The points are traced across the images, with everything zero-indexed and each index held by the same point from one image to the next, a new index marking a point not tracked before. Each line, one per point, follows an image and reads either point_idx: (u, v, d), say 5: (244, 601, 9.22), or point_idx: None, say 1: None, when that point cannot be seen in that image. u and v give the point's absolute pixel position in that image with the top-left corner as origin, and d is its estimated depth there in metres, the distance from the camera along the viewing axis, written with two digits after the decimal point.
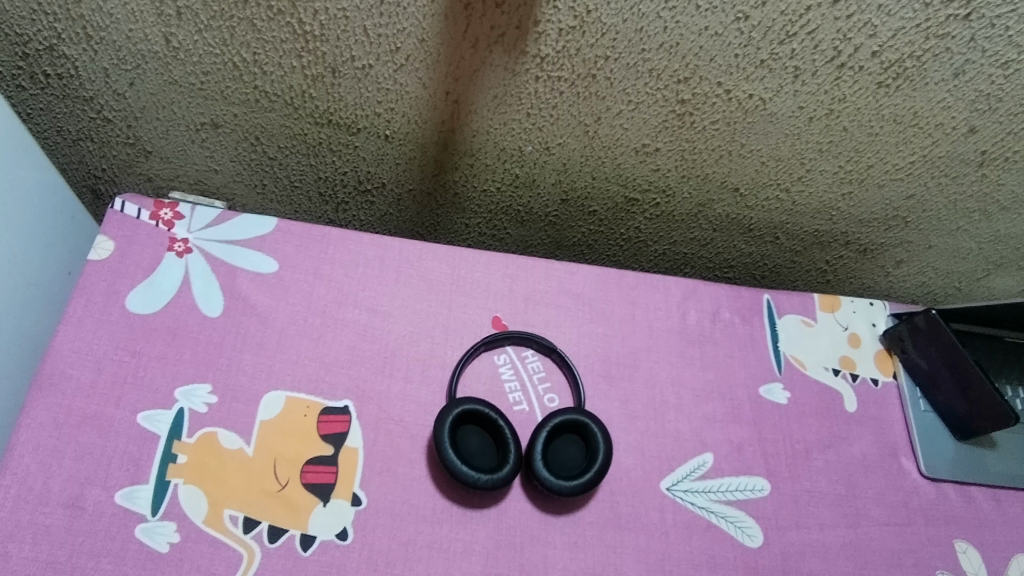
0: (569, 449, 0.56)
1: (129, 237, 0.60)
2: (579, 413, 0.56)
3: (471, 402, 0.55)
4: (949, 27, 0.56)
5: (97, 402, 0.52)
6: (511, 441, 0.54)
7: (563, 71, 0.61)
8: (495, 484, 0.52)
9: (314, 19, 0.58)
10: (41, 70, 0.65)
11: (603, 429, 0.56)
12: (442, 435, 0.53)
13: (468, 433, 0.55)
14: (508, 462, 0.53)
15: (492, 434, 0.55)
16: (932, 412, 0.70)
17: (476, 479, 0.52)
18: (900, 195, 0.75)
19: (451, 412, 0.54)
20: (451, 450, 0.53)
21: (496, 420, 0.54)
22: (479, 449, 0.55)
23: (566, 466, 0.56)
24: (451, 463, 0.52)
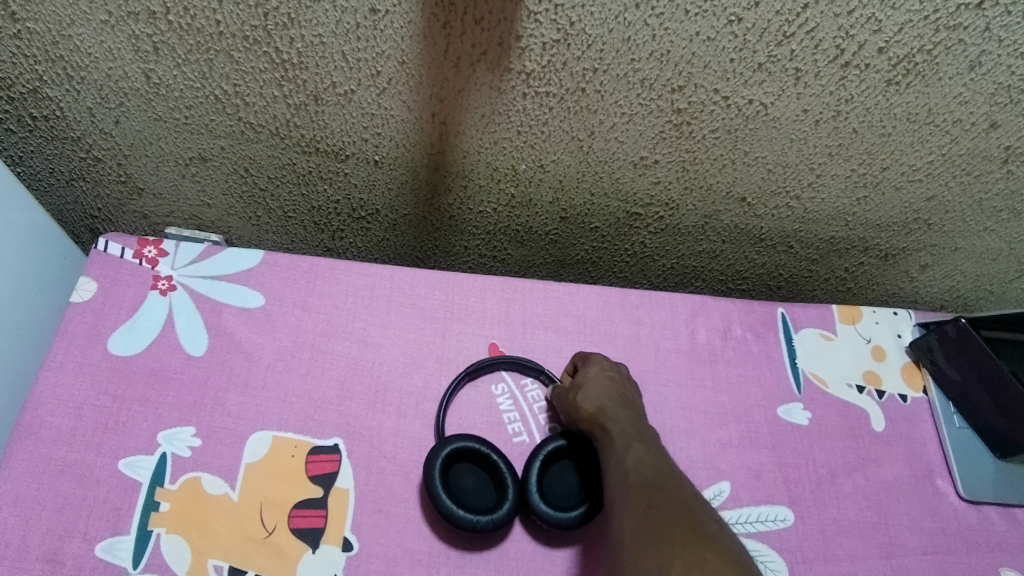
0: (566, 476, 0.53)
1: (112, 277, 0.59)
2: (574, 439, 0.53)
3: (461, 438, 0.52)
4: (960, 18, 0.52)
5: (77, 450, 0.50)
6: (508, 475, 0.51)
7: (552, 86, 0.59)
8: (493, 526, 0.49)
9: (291, 47, 0.56)
10: (27, 112, 0.65)
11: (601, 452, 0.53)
12: (432, 476, 0.50)
13: (460, 471, 0.52)
14: (507, 500, 0.50)
15: (485, 470, 0.52)
16: (968, 429, 0.65)
17: (473, 523, 0.49)
18: (919, 197, 0.71)
19: (439, 449, 0.51)
20: (444, 493, 0.49)
21: (488, 455, 0.51)
22: (473, 489, 0.51)
23: (565, 495, 0.52)
24: (445, 508, 0.49)
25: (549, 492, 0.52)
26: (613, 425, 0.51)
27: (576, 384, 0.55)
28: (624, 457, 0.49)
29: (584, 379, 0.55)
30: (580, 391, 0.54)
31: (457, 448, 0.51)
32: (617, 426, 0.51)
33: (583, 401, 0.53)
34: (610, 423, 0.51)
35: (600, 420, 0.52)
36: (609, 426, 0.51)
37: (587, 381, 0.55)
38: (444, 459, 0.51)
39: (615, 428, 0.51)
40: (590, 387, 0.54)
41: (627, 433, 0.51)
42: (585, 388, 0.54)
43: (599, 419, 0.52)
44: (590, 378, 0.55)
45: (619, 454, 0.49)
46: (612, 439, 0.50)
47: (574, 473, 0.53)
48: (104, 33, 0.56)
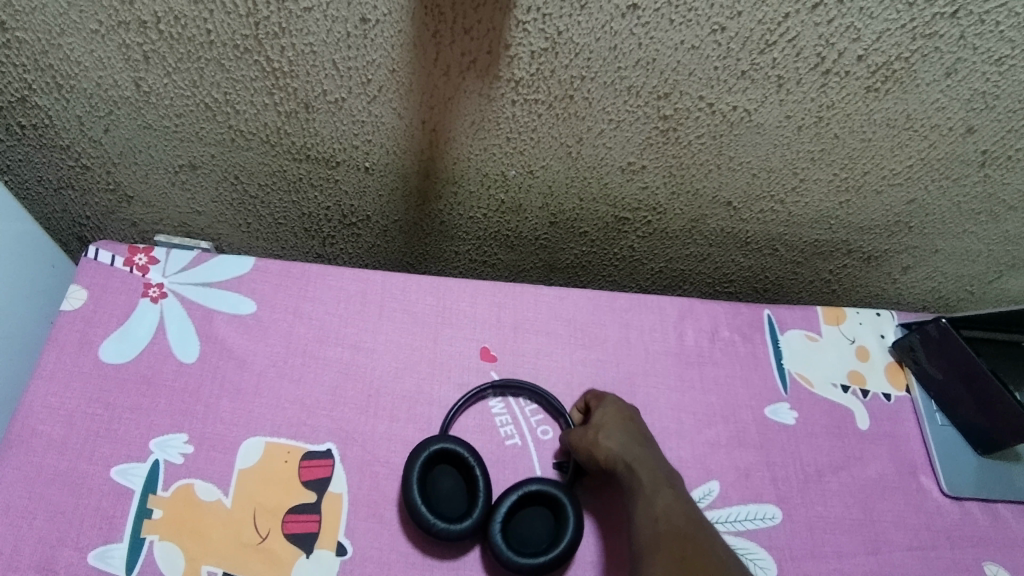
0: (537, 526, 0.51)
1: (103, 285, 0.59)
2: (560, 490, 0.51)
3: (452, 440, 0.52)
4: (936, 27, 0.54)
5: (69, 458, 0.50)
6: (482, 493, 0.50)
7: (540, 94, 0.60)
8: (446, 535, 0.49)
9: (282, 55, 0.57)
10: (15, 121, 0.65)
11: (577, 515, 0.51)
12: (413, 467, 0.51)
13: (442, 472, 0.52)
14: (469, 517, 0.50)
15: (465, 480, 0.52)
16: (950, 426, 0.66)
17: (429, 524, 0.49)
18: (900, 201, 0.73)
19: (429, 445, 0.52)
20: (415, 488, 0.50)
21: (472, 466, 0.51)
22: (446, 493, 0.52)
23: (528, 542, 0.51)
24: (411, 502, 0.50)
25: (513, 530, 0.51)
26: (639, 470, 0.52)
27: (593, 426, 0.55)
28: (655, 505, 0.49)
29: (603, 422, 0.55)
30: (600, 435, 0.54)
31: (445, 448, 0.52)
32: (644, 471, 0.51)
33: (605, 446, 0.53)
34: (635, 467, 0.52)
35: (625, 465, 0.52)
36: (636, 472, 0.51)
37: (606, 425, 0.55)
38: (429, 455, 0.52)
39: (642, 474, 0.51)
40: (609, 431, 0.54)
41: (654, 478, 0.51)
42: (605, 432, 0.54)
43: (623, 464, 0.52)
44: (608, 422, 0.55)
45: (648, 501, 0.49)
46: (639, 484, 0.51)
47: (545, 527, 0.51)
48: (94, 42, 0.57)
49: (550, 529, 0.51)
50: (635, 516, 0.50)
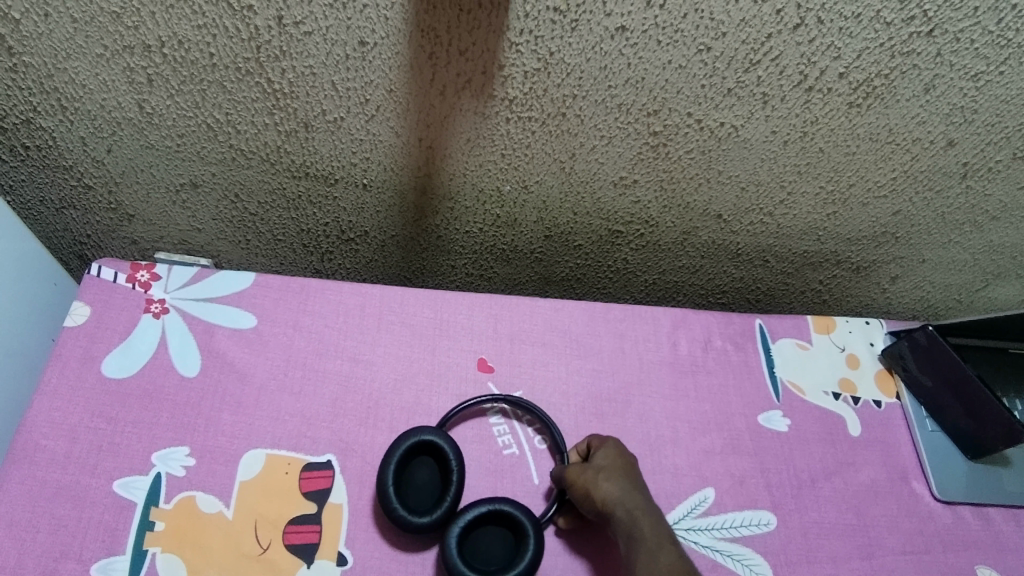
0: (494, 548, 0.51)
1: (106, 301, 0.60)
2: (529, 521, 0.51)
3: (441, 438, 0.53)
4: (913, 45, 0.56)
5: (71, 472, 0.51)
6: (452, 494, 0.51)
7: (534, 112, 0.62)
8: (403, 522, 0.49)
9: (282, 77, 0.59)
10: (20, 142, 0.66)
11: (536, 550, 0.50)
12: (398, 451, 0.52)
13: (423, 464, 0.53)
14: (430, 515, 0.50)
15: (442, 478, 0.53)
16: (939, 432, 0.68)
17: (392, 507, 0.50)
18: (886, 212, 0.75)
19: (419, 437, 0.53)
20: (391, 471, 0.51)
21: (452, 468, 0.52)
22: (420, 484, 0.53)
23: (482, 557, 0.50)
24: (382, 481, 0.51)
25: (470, 541, 0.51)
26: (639, 519, 0.50)
27: (593, 468, 0.54)
28: (657, 558, 0.48)
29: (603, 465, 0.54)
30: (600, 479, 0.52)
31: (433, 444, 0.53)
32: (644, 520, 0.50)
33: (605, 491, 0.52)
34: (635, 515, 0.51)
35: (625, 513, 0.51)
36: (637, 521, 0.50)
37: (606, 468, 0.54)
38: (415, 445, 0.53)
39: (642, 523, 0.50)
40: (609, 475, 0.53)
41: (655, 527, 0.50)
42: (606, 475, 0.53)
43: (622, 511, 0.51)
44: (609, 465, 0.54)
45: (649, 553, 0.48)
46: (639, 533, 0.50)
47: (502, 551, 0.51)
48: (99, 66, 0.58)
49: (506, 556, 0.51)
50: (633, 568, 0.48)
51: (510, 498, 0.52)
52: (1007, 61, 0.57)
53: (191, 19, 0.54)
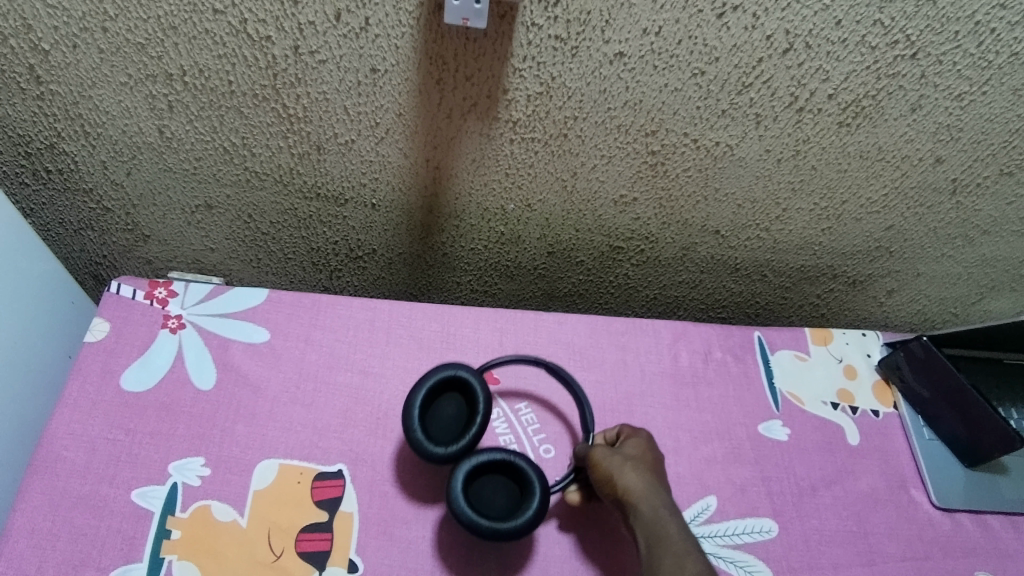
0: (498, 498, 0.51)
1: (124, 317, 0.62)
2: (537, 481, 0.51)
3: (474, 377, 0.54)
4: (898, 67, 0.59)
5: (91, 482, 0.52)
6: (472, 432, 0.52)
7: (537, 133, 0.64)
8: (419, 445, 0.51)
9: (297, 102, 0.62)
10: (43, 166, 0.69)
11: (538, 510, 0.50)
12: (432, 379, 0.54)
13: (452, 398, 0.55)
14: (446, 446, 0.51)
15: (466, 415, 0.54)
16: (937, 440, 0.69)
17: (413, 427, 0.52)
18: (879, 227, 0.77)
19: (455, 372, 0.54)
20: (421, 395, 0.53)
21: (478, 408, 0.53)
22: (445, 417, 0.54)
23: (484, 504, 0.51)
24: (411, 402, 0.53)
25: (477, 484, 0.52)
26: (662, 515, 0.49)
27: (621, 455, 0.53)
28: (681, 563, 0.46)
29: (630, 456, 0.54)
30: (627, 468, 0.52)
31: (466, 381, 0.54)
32: (668, 517, 0.49)
33: (630, 481, 0.51)
34: (658, 512, 0.50)
35: (648, 506, 0.50)
36: (660, 518, 0.49)
37: (633, 458, 0.53)
38: (450, 378, 0.54)
39: (665, 522, 0.49)
40: (636, 467, 0.52)
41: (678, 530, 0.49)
42: (633, 467, 0.52)
43: (646, 504, 0.50)
44: (635, 458, 0.54)
45: (672, 553, 0.47)
46: (662, 530, 0.49)
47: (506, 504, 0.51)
48: (123, 94, 0.62)
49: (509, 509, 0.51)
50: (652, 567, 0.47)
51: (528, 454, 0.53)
52: (989, 82, 0.60)
53: (212, 50, 0.57)
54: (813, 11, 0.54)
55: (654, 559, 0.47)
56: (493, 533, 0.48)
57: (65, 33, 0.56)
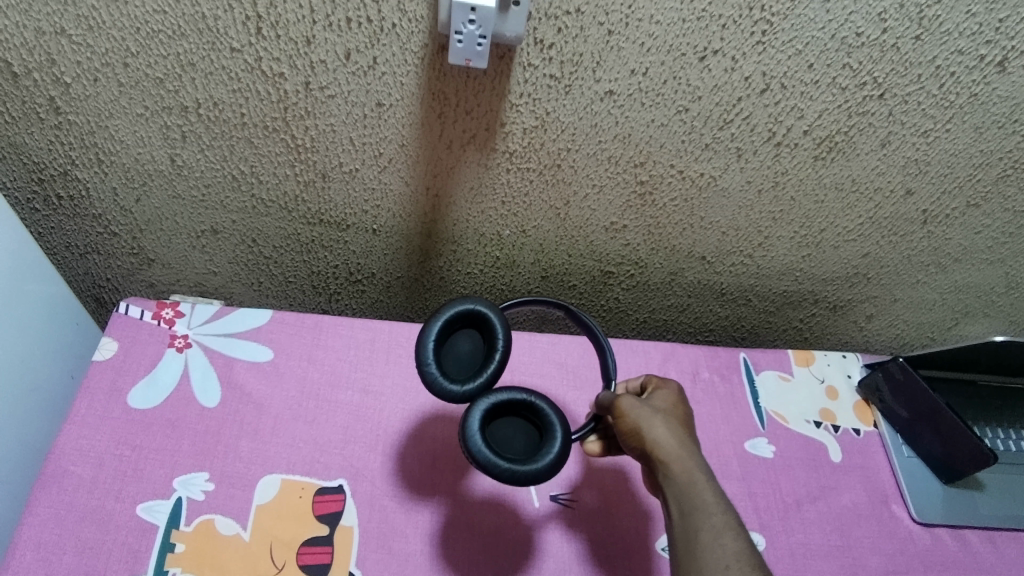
0: (515, 440, 0.50)
1: (132, 337, 0.64)
2: (558, 424, 0.50)
3: (493, 313, 0.51)
4: (868, 106, 0.63)
5: (97, 496, 0.54)
6: (490, 370, 0.50)
7: (532, 163, 0.68)
8: (434, 380, 0.49)
9: (305, 134, 0.65)
10: (54, 192, 0.72)
11: (558, 454, 0.49)
12: (449, 312, 0.51)
13: (469, 335, 0.53)
14: (462, 385, 0.50)
15: (483, 353, 0.52)
16: (915, 457, 0.72)
17: (427, 361, 0.50)
18: (856, 254, 0.81)
19: (473, 306, 0.51)
20: (437, 327, 0.51)
21: (498, 345, 0.51)
22: (461, 354, 0.52)
23: (503, 446, 0.50)
24: (425, 334, 0.51)
25: (494, 427, 0.50)
26: (695, 476, 0.47)
27: (649, 408, 0.50)
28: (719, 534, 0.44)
29: (658, 409, 0.51)
30: (657, 423, 0.49)
31: (485, 317, 0.51)
32: (702, 479, 0.47)
33: (660, 436, 0.48)
34: (692, 473, 0.47)
35: (680, 465, 0.47)
36: (693, 478, 0.47)
37: (661, 412, 0.50)
38: (467, 312, 0.52)
39: (700, 485, 0.46)
40: (666, 421, 0.49)
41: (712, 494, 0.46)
42: (662, 422, 0.49)
43: (678, 462, 0.47)
44: (665, 412, 0.51)
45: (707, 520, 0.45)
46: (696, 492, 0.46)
47: (524, 447, 0.50)
48: (138, 124, 0.65)
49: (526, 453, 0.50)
50: (684, 532, 0.46)
51: (548, 398, 0.51)
52: (952, 120, 0.65)
53: (227, 85, 0.61)
54: (786, 56, 0.58)
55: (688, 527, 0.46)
56: (511, 474, 0.47)
57: (88, 68, 0.60)
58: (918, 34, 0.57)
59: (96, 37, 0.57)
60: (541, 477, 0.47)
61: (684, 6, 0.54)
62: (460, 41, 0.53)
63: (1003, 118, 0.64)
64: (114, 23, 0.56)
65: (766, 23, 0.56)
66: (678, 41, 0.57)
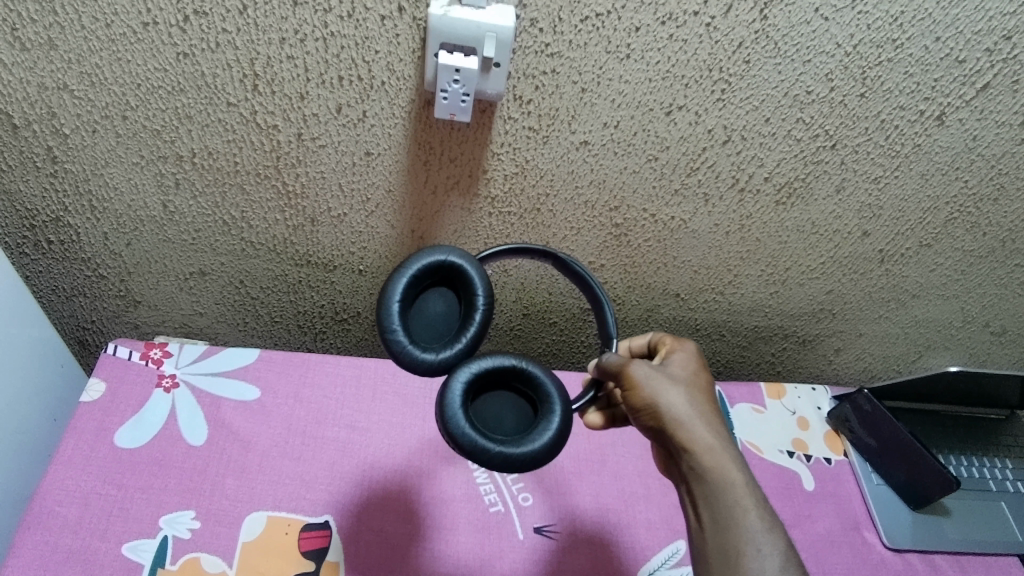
0: (504, 417, 0.50)
1: (120, 377, 0.66)
2: (554, 398, 0.50)
3: (468, 273, 0.52)
4: (822, 155, 0.69)
5: (82, 536, 0.55)
6: (469, 336, 0.51)
7: (513, 208, 0.72)
8: (403, 349, 0.49)
9: (296, 181, 0.69)
10: (45, 237, 0.74)
11: (557, 432, 0.48)
12: (415, 269, 0.51)
13: (441, 296, 0.53)
14: (436, 355, 0.50)
15: (461, 319, 0.52)
16: (885, 485, 0.75)
17: (395, 328, 0.50)
18: (821, 291, 0.86)
19: (443, 259, 0.52)
20: (402, 286, 0.51)
21: (476, 307, 0.51)
22: (434, 316, 0.53)
23: (491, 424, 0.50)
24: (389, 294, 0.51)
25: (483, 405, 0.50)
26: (724, 465, 0.47)
27: (670, 382, 0.49)
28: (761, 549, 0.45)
29: (680, 382, 0.50)
30: (685, 410, 0.48)
31: (460, 271, 0.52)
32: (733, 471, 0.47)
33: (690, 426, 0.48)
34: (724, 467, 0.47)
35: (707, 452, 0.47)
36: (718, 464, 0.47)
37: (675, 381, 0.50)
38: (435, 266, 0.52)
39: (732, 482, 0.47)
40: (694, 408, 0.49)
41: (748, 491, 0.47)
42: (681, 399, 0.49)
43: (701, 444, 0.47)
44: (693, 394, 0.50)
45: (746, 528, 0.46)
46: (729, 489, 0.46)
47: (513, 422, 0.50)
48: (133, 172, 0.68)
49: (516, 428, 0.50)
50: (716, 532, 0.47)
51: (540, 361, 0.51)
52: (900, 168, 0.71)
53: (223, 136, 0.64)
54: (745, 111, 0.64)
55: (726, 542, 0.46)
56: (502, 456, 0.46)
57: (87, 120, 0.63)
58: (862, 91, 0.63)
59: (97, 92, 0.61)
60: (535, 456, 0.47)
61: (650, 67, 0.60)
62: (445, 98, 0.57)
63: (946, 166, 0.70)
64: (115, 79, 0.60)
65: (724, 82, 0.61)
66: (646, 98, 0.62)
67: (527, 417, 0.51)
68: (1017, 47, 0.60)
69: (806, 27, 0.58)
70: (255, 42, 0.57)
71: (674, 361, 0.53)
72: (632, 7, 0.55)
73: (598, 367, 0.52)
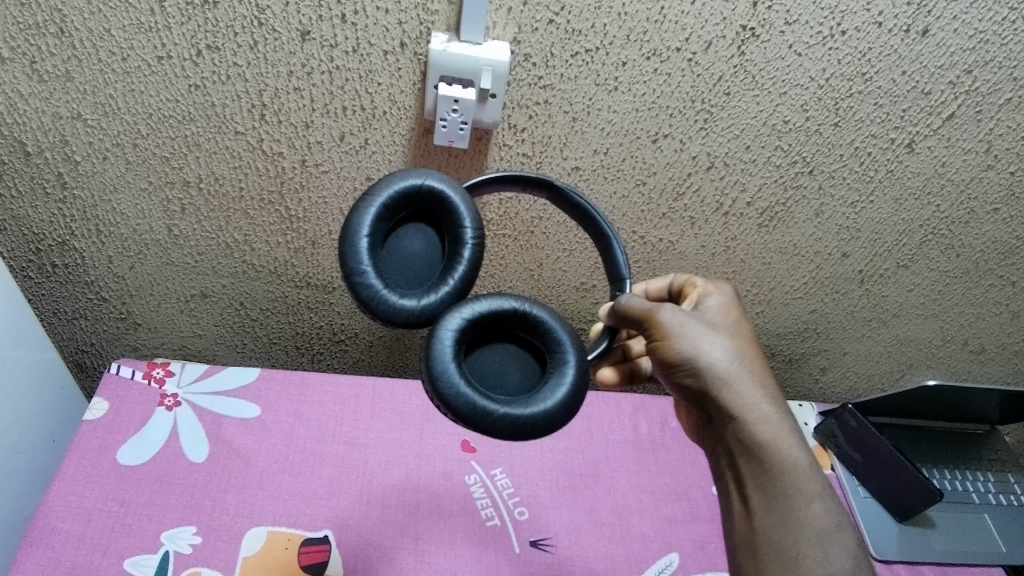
0: (506, 374, 0.47)
1: (122, 396, 0.68)
2: (566, 348, 0.47)
3: (454, 206, 0.48)
4: (800, 180, 0.72)
5: (85, 552, 0.57)
6: (458, 279, 0.48)
7: (507, 230, 0.76)
8: (376, 295, 0.46)
9: (299, 206, 0.71)
10: (49, 261, 0.75)
11: (570, 390, 0.46)
12: (385, 198, 0.47)
13: (419, 231, 0.50)
14: (417, 305, 0.47)
15: (446, 261, 0.49)
16: (871, 497, 0.77)
17: (364, 271, 0.46)
18: (804, 310, 0.89)
19: (421, 186, 0.48)
20: (371, 218, 0.47)
21: (465, 246, 0.48)
22: (412, 255, 0.49)
23: (489, 382, 0.47)
24: (356, 227, 0.47)
25: (479, 361, 0.47)
26: (774, 427, 0.52)
27: (714, 339, 0.52)
28: (828, 551, 0.50)
29: (722, 337, 0.53)
30: (732, 370, 0.52)
31: (442, 200, 0.48)
32: (780, 434, 0.52)
33: (738, 386, 0.52)
34: (774, 431, 0.52)
35: (754, 416, 0.52)
36: (776, 443, 0.51)
37: (722, 340, 0.52)
38: (411, 195, 0.48)
39: (781, 448, 0.51)
40: (739, 366, 0.52)
41: (813, 480, 0.52)
42: (740, 371, 0.52)
43: (750, 410, 0.52)
44: (736, 349, 0.53)
45: (809, 522, 0.51)
46: (787, 467, 0.51)
47: (517, 379, 0.47)
48: (141, 198, 0.70)
49: (520, 387, 0.47)
50: (770, 517, 0.51)
51: (546, 305, 0.48)
52: (874, 193, 0.74)
53: (229, 163, 0.67)
54: (726, 139, 0.68)
55: (786, 541, 0.51)
56: (508, 420, 0.43)
57: (98, 148, 0.65)
58: (836, 121, 0.67)
59: (110, 122, 0.63)
60: (547, 417, 0.44)
61: (637, 99, 0.64)
62: (445, 126, 0.61)
63: (918, 191, 0.74)
64: (128, 109, 0.63)
65: (706, 112, 0.65)
66: (634, 126, 0.66)
67: (532, 372, 0.48)
68: (978, 80, 0.65)
69: (781, 62, 0.62)
70: (264, 75, 0.60)
71: (709, 312, 0.56)
72: (618, 43, 0.59)
73: (622, 318, 0.52)
